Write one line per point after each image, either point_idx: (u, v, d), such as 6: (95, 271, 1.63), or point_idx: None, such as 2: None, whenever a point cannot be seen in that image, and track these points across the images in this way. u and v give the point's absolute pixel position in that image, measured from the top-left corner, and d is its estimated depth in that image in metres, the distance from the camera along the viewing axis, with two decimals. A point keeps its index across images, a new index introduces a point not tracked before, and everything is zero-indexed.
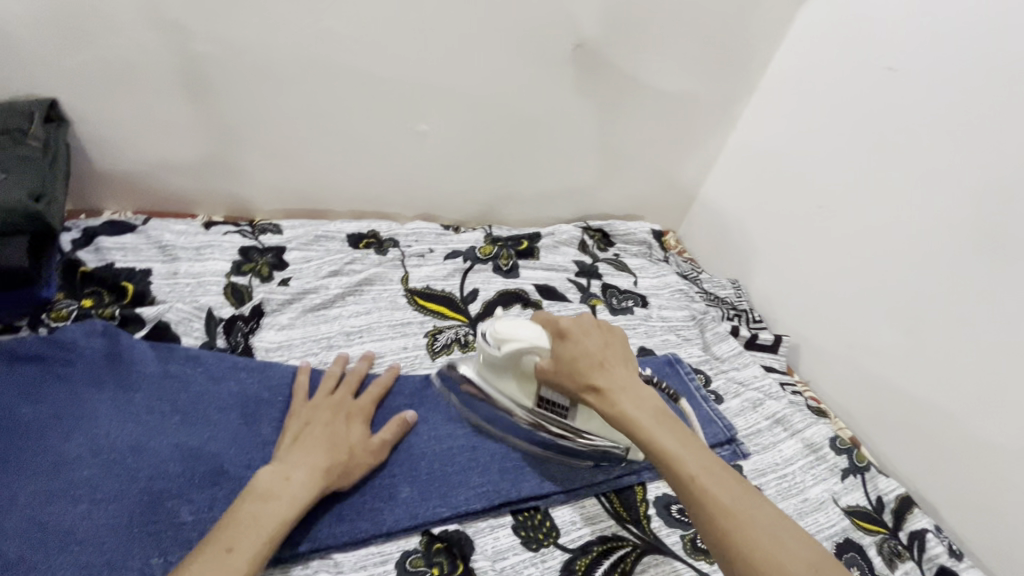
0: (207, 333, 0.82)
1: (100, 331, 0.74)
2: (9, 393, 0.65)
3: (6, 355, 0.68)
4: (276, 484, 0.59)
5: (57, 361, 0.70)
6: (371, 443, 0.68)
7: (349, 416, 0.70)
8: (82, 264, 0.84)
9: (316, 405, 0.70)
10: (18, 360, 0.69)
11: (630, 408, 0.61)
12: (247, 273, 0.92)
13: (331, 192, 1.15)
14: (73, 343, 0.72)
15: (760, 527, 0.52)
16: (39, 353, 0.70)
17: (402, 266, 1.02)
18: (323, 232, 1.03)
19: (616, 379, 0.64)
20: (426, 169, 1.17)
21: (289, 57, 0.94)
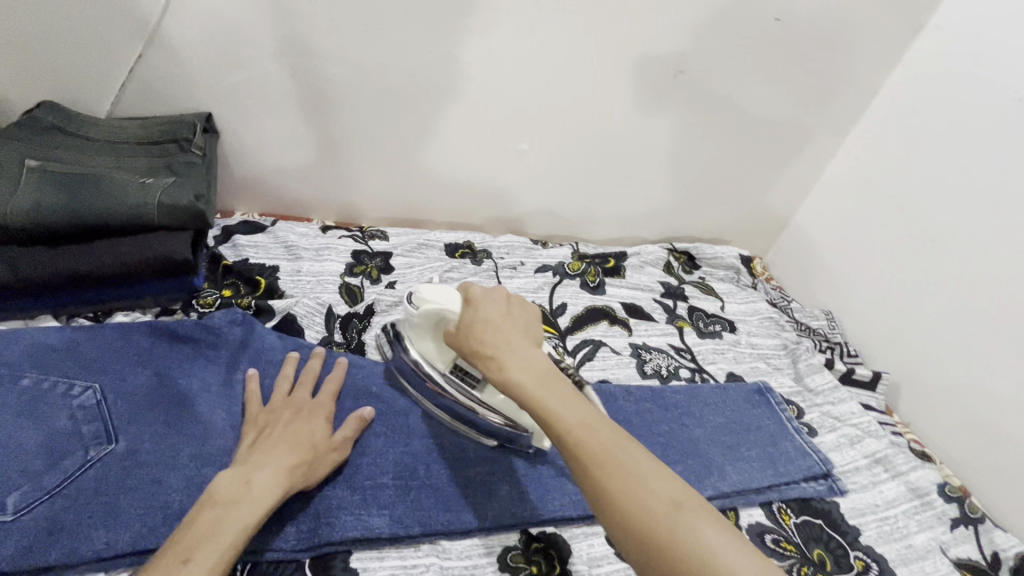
0: (325, 328, 0.90)
1: (240, 320, 0.83)
2: (170, 365, 0.75)
3: (168, 334, 0.78)
4: (237, 488, 0.57)
5: (206, 343, 0.79)
6: (333, 441, 0.67)
7: (308, 416, 0.69)
8: (223, 258, 0.95)
9: (272, 409, 0.69)
10: (176, 339, 0.78)
11: (514, 372, 0.57)
12: (360, 275, 1.00)
13: (430, 203, 1.22)
14: (219, 329, 0.81)
15: (632, 482, 0.49)
16: (193, 335, 0.79)
17: (495, 277, 1.08)
18: (424, 241, 1.11)
19: (505, 343, 0.60)
20: (519, 185, 1.22)
21: (409, 80, 1.02)
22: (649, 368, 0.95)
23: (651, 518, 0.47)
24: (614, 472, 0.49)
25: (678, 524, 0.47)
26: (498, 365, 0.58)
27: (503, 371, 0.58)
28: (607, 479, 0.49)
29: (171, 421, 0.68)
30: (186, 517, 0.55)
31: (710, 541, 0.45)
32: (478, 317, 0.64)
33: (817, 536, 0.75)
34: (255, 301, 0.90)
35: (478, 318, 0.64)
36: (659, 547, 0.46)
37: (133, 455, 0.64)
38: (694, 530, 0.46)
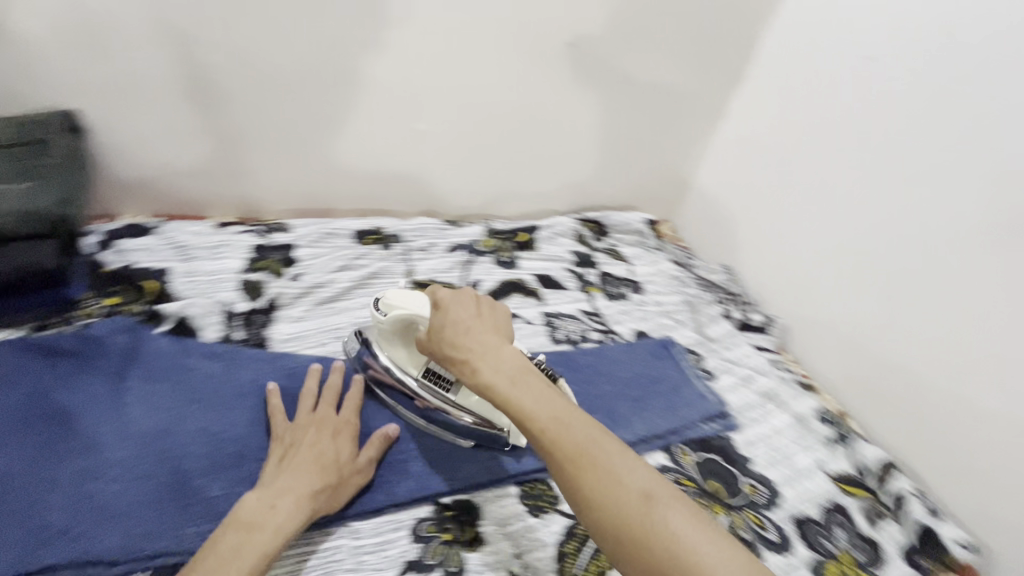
0: (224, 327, 0.86)
1: (123, 327, 0.78)
2: (47, 382, 0.71)
3: (41, 350, 0.73)
4: (262, 511, 0.58)
5: (86, 355, 0.75)
6: (358, 463, 0.68)
7: (336, 433, 0.69)
8: (104, 266, 0.89)
9: (298, 425, 0.69)
10: (52, 354, 0.74)
11: (488, 374, 0.58)
12: (261, 270, 0.96)
13: (338, 195, 1.18)
14: (99, 338, 0.76)
15: (604, 474, 0.51)
16: (69, 348, 0.74)
17: (407, 260, 1.06)
18: (330, 229, 1.06)
19: (480, 346, 0.61)
20: (431, 167, 1.21)
21: (295, 64, 0.98)
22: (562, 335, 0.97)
23: (622, 508, 0.49)
24: (588, 466, 0.51)
25: (649, 512, 0.49)
26: (472, 368, 0.60)
27: (477, 374, 0.59)
28: (580, 473, 0.51)
29: (49, 439, 0.66)
30: (213, 537, 0.56)
31: (674, 526, 0.48)
32: (450, 320, 0.64)
33: (713, 469, 0.81)
34: (145, 307, 0.85)
35: (448, 322, 0.64)
36: (628, 532, 0.48)
37: (6, 477, 0.62)
38: (662, 515, 0.49)
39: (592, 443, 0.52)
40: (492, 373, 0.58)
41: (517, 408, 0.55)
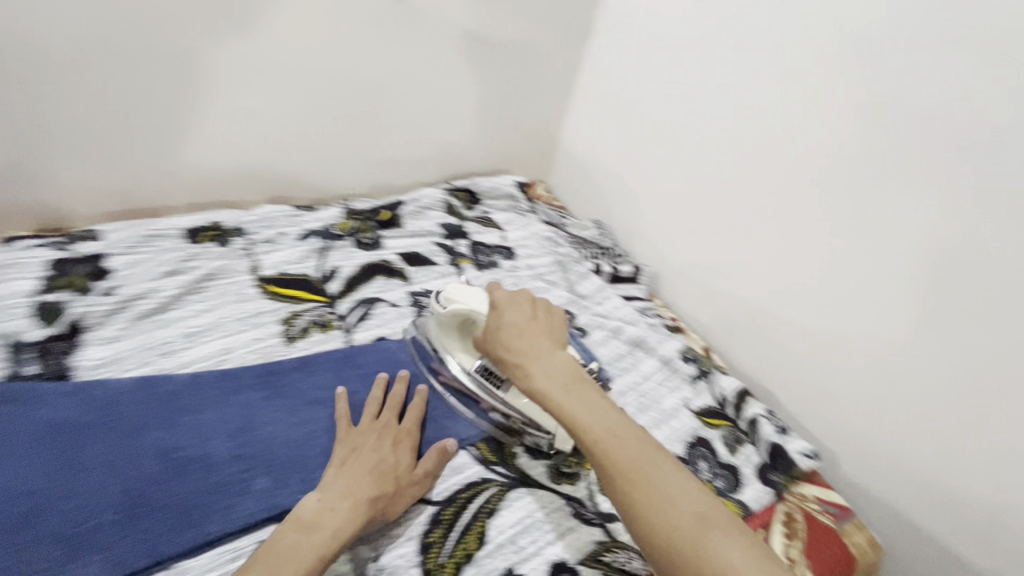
0: (9, 364, 0.74)
1: None
2: None
3: None
4: (320, 514, 0.62)
5: None
6: (415, 474, 0.71)
7: (398, 441, 0.73)
8: None
9: (363, 432, 0.72)
10: None
11: (539, 378, 0.63)
12: (63, 288, 0.81)
13: (165, 195, 1.02)
14: None
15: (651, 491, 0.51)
16: None
17: (250, 255, 0.96)
18: (153, 231, 0.92)
19: (530, 350, 0.66)
20: (277, 152, 1.08)
21: (61, 39, 0.80)
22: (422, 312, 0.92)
23: (670, 527, 0.48)
24: (642, 479, 0.52)
25: (703, 536, 0.48)
26: (523, 371, 0.64)
27: (526, 376, 0.64)
28: (635, 488, 0.51)
29: None
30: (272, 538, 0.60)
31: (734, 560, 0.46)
32: (512, 328, 0.69)
33: None
34: None
35: (509, 331, 0.68)
36: (682, 554, 0.47)
37: None
38: (718, 543, 0.47)
39: (647, 456, 0.53)
40: (551, 380, 0.62)
41: (577, 418, 0.58)
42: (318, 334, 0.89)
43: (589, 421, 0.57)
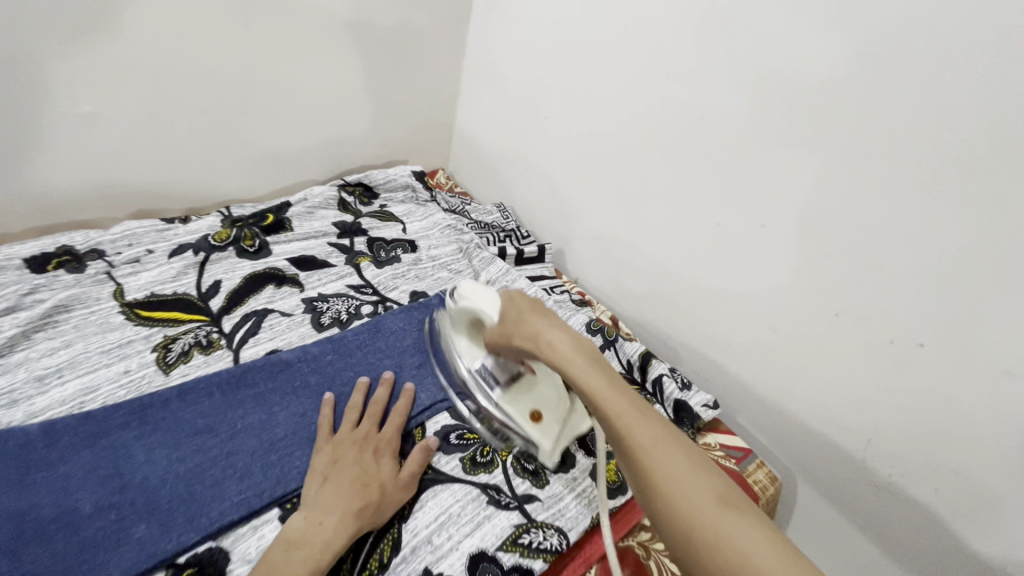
0: (269, 254, 0.89)
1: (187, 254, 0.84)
2: (106, 286, 0.76)
3: (107, 262, 0.80)
4: (308, 529, 0.53)
5: (149, 269, 0.80)
6: (400, 477, 0.60)
7: (378, 449, 0.62)
8: (169, 186, 0.93)
9: (341, 442, 0.62)
10: (116, 265, 0.80)
11: (557, 346, 0.51)
12: (321, 214, 1.00)
13: (384, 152, 1.19)
14: (164, 260, 0.82)
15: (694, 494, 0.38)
16: (135, 260, 0.81)
17: (458, 218, 1.09)
18: (391, 190, 1.11)
19: (554, 325, 0.54)
20: (470, 121, 1.23)
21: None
22: (576, 297, 0.97)
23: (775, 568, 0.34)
24: (649, 448, 0.42)
25: None
26: (541, 343, 0.53)
27: (547, 349, 0.52)
28: (639, 453, 0.42)
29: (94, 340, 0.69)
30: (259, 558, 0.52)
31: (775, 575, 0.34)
32: (524, 305, 0.59)
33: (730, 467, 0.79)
34: (203, 225, 0.90)
35: (525, 307, 0.58)
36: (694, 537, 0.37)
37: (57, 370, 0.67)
38: None
39: (661, 443, 0.42)
40: (555, 345, 0.51)
41: (569, 365, 0.49)
42: (511, 282, 0.94)
43: (605, 387, 0.46)
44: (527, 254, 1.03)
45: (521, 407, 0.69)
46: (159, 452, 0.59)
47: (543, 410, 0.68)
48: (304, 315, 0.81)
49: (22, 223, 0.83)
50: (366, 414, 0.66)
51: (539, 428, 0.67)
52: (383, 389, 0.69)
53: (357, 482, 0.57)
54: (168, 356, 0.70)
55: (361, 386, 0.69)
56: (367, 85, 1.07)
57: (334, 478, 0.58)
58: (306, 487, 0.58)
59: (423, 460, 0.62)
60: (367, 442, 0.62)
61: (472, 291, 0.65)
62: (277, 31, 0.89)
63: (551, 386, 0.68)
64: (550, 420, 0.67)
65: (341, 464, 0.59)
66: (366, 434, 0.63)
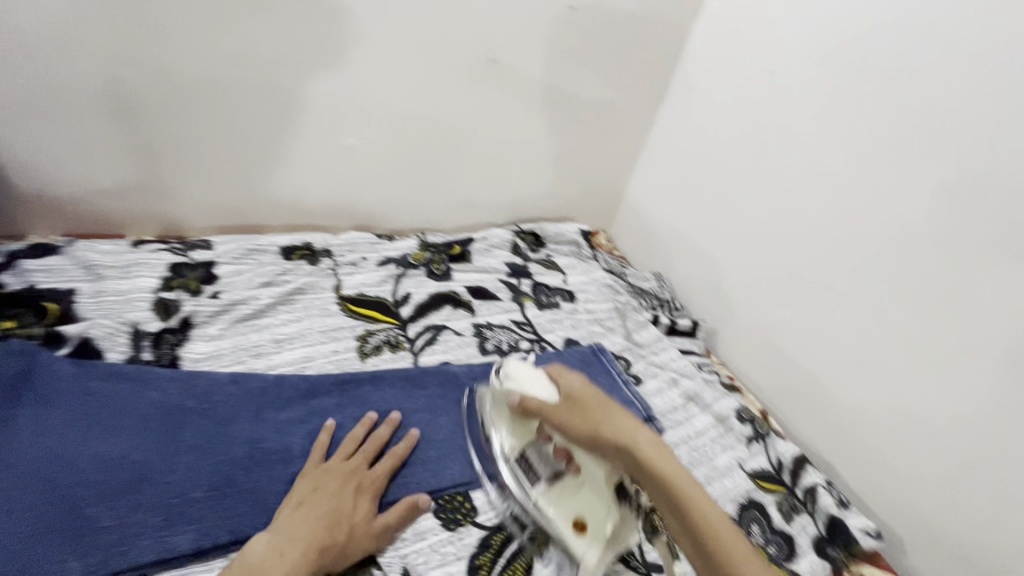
0: (450, 279, 1.02)
1: (391, 267, 1.01)
2: (330, 280, 0.94)
3: (334, 261, 0.98)
4: (269, 559, 0.53)
5: (362, 273, 0.98)
6: (374, 526, 0.60)
7: (359, 487, 0.62)
8: (386, 211, 1.13)
9: (328, 469, 0.63)
10: (340, 265, 0.98)
11: (640, 448, 0.52)
12: (497, 253, 1.12)
13: (558, 209, 1.31)
14: (374, 268, 0.99)
15: None
16: (353, 263, 0.99)
17: (615, 279, 1.14)
18: (559, 242, 1.20)
19: (629, 426, 0.55)
20: (643, 193, 1.30)
21: (571, 81, 1.10)
22: (726, 380, 0.95)
23: None
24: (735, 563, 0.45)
25: None
26: (620, 443, 0.54)
27: (628, 450, 0.53)
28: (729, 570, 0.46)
29: (315, 320, 0.86)
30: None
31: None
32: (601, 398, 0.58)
33: None
34: (404, 245, 1.07)
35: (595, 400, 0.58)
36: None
37: None
38: None
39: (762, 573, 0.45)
40: (650, 455, 0.52)
41: (664, 479, 0.50)
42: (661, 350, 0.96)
43: (700, 503, 0.49)
44: (680, 326, 1.02)
45: (563, 513, 0.65)
46: (351, 423, 0.71)
47: (588, 520, 0.64)
48: (472, 337, 0.91)
49: (284, 220, 1.07)
50: (362, 446, 0.67)
51: (582, 539, 0.63)
52: (386, 427, 0.70)
53: (329, 515, 0.58)
54: (366, 346, 0.84)
55: (370, 420, 0.70)
56: (560, 149, 1.20)
57: (307, 507, 0.58)
58: (281, 509, 0.59)
59: (401, 515, 0.62)
60: (353, 476, 0.63)
61: (521, 370, 0.65)
62: (506, 98, 1.07)
63: (591, 493, 0.64)
64: (595, 531, 0.63)
65: (320, 492, 0.60)
66: (355, 468, 0.64)
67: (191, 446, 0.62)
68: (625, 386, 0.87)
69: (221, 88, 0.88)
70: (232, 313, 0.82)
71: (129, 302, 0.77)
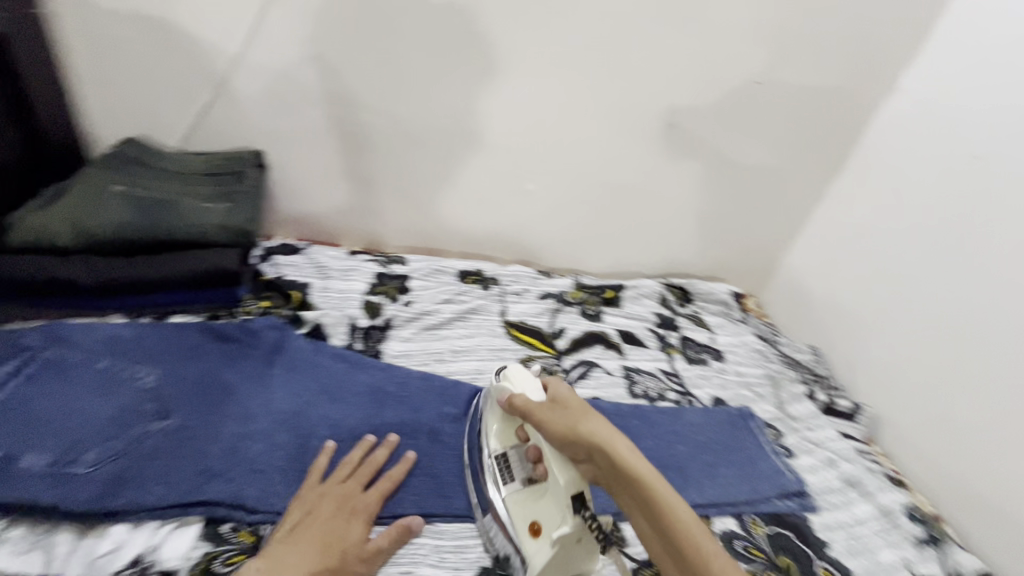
0: (602, 321, 1.08)
1: (550, 301, 1.09)
2: (497, 305, 1.05)
3: (501, 288, 1.10)
4: None
5: (525, 303, 1.07)
6: (365, 549, 0.60)
7: (353, 512, 0.63)
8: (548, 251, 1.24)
9: (324, 492, 0.63)
10: (507, 292, 1.09)
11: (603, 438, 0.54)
12: (647, 302, 1.16)
13: (710, 268, 1.33)
14: (535, 300, 1.09)
15: None
16: (518, 293, 1.09)
17: (767, 346, 1.12)
18: (710, 300, 1.21)
19: (600, 425, 0.55)
20: (804, 263, 1.26)
21: (743, 149, 1.14)
22: (892, 473, 0.88)
23: None
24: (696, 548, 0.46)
25: None
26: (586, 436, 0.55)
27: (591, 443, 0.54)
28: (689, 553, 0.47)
29: (483, 338, 0.96)
30: None
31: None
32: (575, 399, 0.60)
33: None
34: (563, 282, 1.15)
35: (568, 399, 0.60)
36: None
37: None
38: None
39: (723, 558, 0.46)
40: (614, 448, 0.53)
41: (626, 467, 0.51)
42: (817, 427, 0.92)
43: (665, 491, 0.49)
44: (838, 406, 0.97)
45: (523, 514, 0.62)
46: None
47: (543, 526, 0.60)
48: (621, 378, 0.95)
49: (461, 247, 1.23)
50: (358, 470, 0.67)
51: (534, 543, 0.60)
52: (383, 449, 0.70)
53: (326, 538, 0.59)
54: (526, 370, 0.93)
55: (365, 442, 0.70)
56: (720, 211, 1.23)
57: (306, 530, 0.60)
58: (274, 532, 0.60)
59: (395, 539, 0.62)
60: (347, 500, 0.63)
61: (518, 373, 0.67)
62: (677, 161, 1.14)
63: (552, 498, 0.59)
64: (546, 540, 0.58)
65: (313, 516, 0.61)
66: (351, 491, 0.65)
67: (389, 426, 0.75)
68: (777, 456, 0.85)
69: (437, 135, 1.06)
70: (420, 321, 0.96)
71: (347, 300, 0.95)
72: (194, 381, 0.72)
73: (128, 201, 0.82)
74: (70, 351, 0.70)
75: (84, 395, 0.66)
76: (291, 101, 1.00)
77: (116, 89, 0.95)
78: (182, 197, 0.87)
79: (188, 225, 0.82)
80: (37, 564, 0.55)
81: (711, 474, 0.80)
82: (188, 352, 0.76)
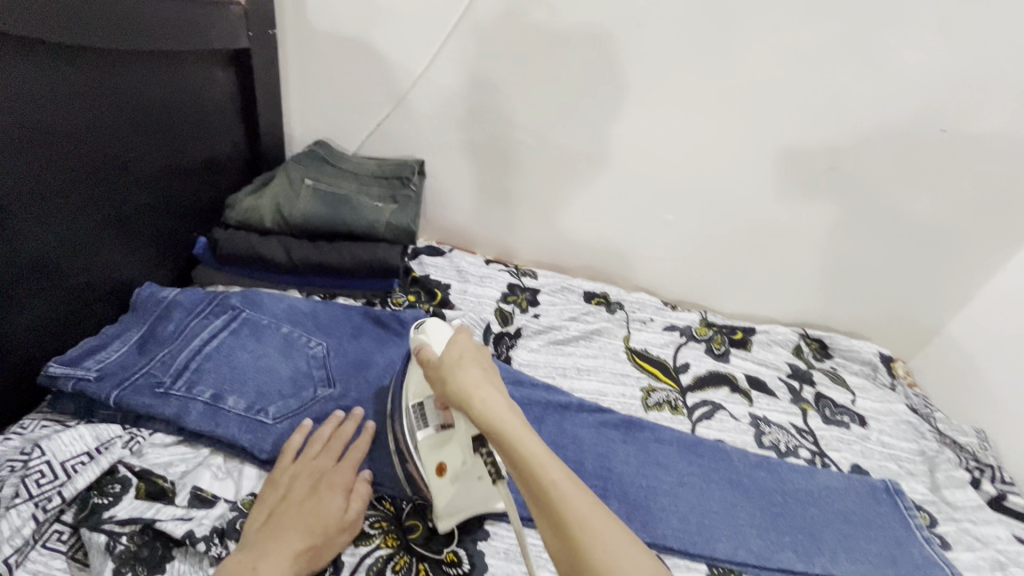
0: (729, 361, 1.04)
1: (677, 333, 1.08)
2: (622, 330, 1.05)
3: (627, 313, 1.10)
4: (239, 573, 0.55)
5: (649, 331, 1.07)
6: (347, 519, 0.63)
7: (328, 487, 0.64)
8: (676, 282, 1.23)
9: (296, 473, 0.65)
10: (632, 318, 1.09)
11: (477, 397, 0.55)
12: (779, 349, 1.10)
13: (852, 322, 1.23)
14: (661, 330, 1.08)
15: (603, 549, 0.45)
16: (643, 320, 1.09)
17: (920, 419, 1.00)
18: (853, 358, 1.11)
19: (471, 380, 0.56)
20: (976, 332, 1.12)
21: (910, 201, 1.04)
22: None
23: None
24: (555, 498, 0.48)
25: None
26: (464, 395, 0.55)
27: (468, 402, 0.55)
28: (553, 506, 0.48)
29: (608, 361, 0.97)
30: None
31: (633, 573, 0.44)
32: (469, 354, 0.60)
33: None
34: (690, 317, 1.12)
35: (463, 354, 0.60)
36: (569, 535, 0.46)
37: None
38: None
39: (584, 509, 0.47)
40: (487, 405, 0.54)
41: (499, 424, 0.52)
42: (983, 522, 0.80)
43: (532, 448, 0.51)
44: (1010, 503, 0.85)
45: (432, 457, 0.64)
46: (633, 460, 0.79)
47: (448, 468, 0.63)
48: (749, 426, 0.91)
49: (588, 267, 1.26)
50: (328, 446, 0.68)
51: (438, 482, 0.63)
52: (349, 423, 0.71)
53: (306, 520, 0.61)
54: (649, 399, 0.92)
55: (334, 418, 0.71)
56: (875, 264, 1.13)
57: (283, 514, 0.61)
58: (250, 519, 0.62)
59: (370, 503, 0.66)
60: (320, 478, 0.65)
61: (435, 329, 0.68)
62: (830, 207, 1.07)
63: (459, 445, 0.61)
64: (450, 479, 0.63)
65: (286, 501, 0.63)
66: (323, 469, 0.66)
67: None
68: (929, 543, 0.75)
69: (583, 159, 1.09)
70: (548, 335, 1.00)
71: (482, 305, 1.01)
72: (353, 356, 0.82)
73: (319, 195, 0.95)
74: (263, 314, 0.82)
75: (272, 354, 0.77)
76: (457, 118, 1.09)
77: (317, 98, 1.11)
78: (359, 195, 0.99)
79: (364, 219, 0.93)
80: (229, 492, 0.66)
81: (849, 546, 0.74)
82: (351, 331, 0.85)
